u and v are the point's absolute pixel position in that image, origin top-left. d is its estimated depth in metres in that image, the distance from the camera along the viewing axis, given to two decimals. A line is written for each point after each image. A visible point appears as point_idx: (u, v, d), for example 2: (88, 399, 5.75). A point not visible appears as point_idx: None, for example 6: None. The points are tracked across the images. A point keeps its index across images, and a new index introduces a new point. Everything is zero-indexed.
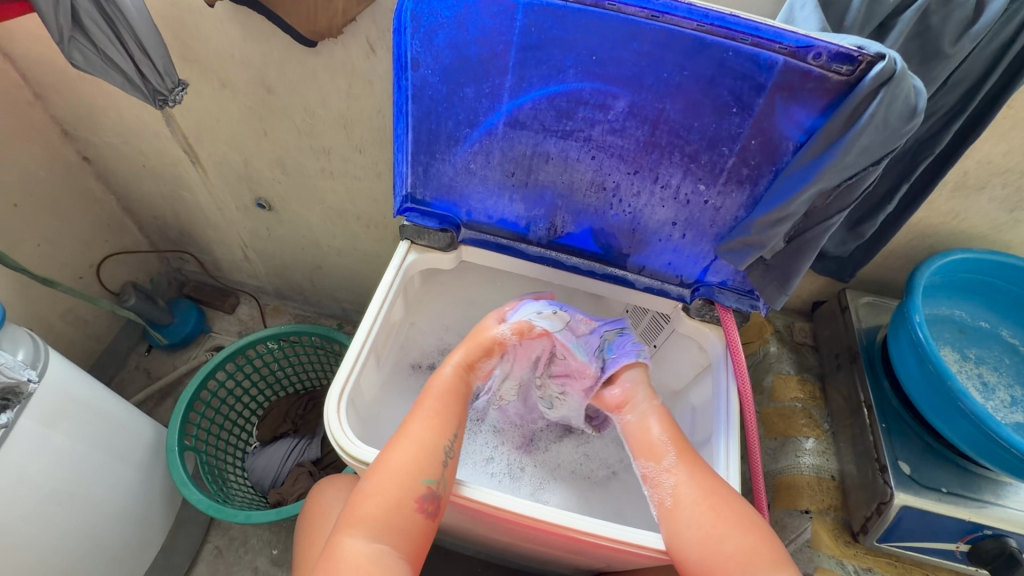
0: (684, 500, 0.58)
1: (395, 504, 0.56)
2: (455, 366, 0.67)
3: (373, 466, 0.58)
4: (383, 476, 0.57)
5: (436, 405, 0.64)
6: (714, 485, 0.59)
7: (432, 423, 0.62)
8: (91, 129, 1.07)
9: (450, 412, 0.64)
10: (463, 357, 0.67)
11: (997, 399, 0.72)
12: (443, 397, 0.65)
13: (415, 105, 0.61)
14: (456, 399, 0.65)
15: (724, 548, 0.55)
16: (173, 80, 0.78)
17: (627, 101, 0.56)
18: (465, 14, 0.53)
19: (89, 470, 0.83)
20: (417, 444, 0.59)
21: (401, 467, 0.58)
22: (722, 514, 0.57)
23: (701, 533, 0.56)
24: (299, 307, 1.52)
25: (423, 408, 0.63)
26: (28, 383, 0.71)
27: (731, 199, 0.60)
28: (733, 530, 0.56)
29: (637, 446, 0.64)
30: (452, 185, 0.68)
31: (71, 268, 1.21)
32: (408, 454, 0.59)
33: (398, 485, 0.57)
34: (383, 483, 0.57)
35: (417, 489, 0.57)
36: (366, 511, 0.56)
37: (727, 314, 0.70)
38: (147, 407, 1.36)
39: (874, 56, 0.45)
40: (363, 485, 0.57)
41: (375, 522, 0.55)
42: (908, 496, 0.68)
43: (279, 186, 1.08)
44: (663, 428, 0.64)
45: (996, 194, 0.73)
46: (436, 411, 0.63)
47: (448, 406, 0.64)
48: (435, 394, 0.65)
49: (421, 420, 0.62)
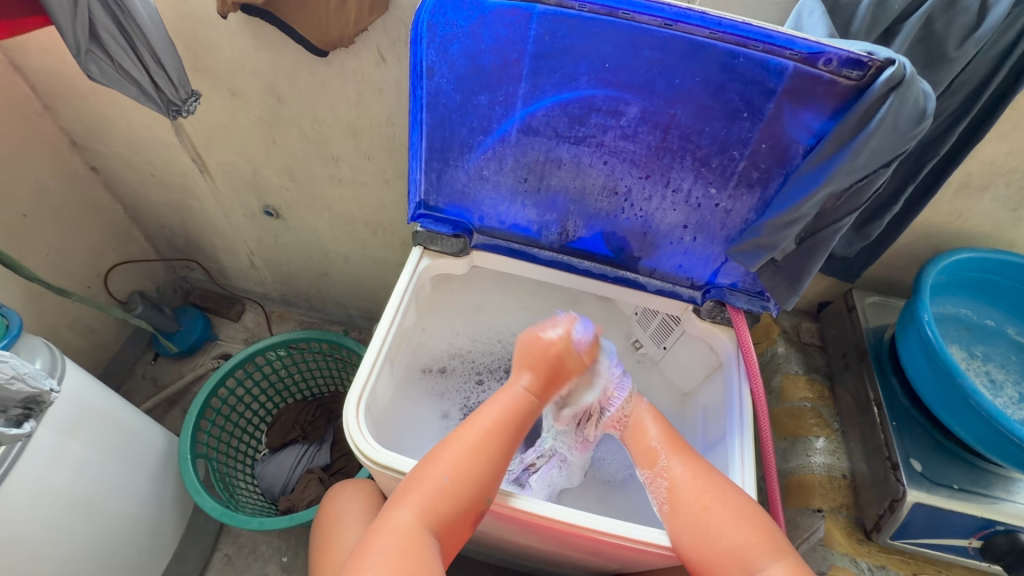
0: (679, 499, 0.60)
1: (461, 510, 0.57)
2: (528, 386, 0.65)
3: (445, 460, 0.59)
4: (456, 475, 0.58)
5: (507, 420, 0.63)
6: (708, 479, 0.60)
7: (503, 438, 0.62)
8: (100, 139, 1.08)
9: (522, 426, 0.64)
10: (536, 381, 0.65)
11: (1005, 396, 0.73)
12: (518, 412, 0.64)
13: (429, 113, 0.62)
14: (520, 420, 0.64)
15: (722, 543, 0.57)
16: (186, 91, 0.79)
17: (639, 107, 0.57)
18: (479, 24, 0.54)
19: (104, 478, 0.83)
20: (485, 456, 0.60)
21: (474, 477, 0.58)
22: (716, 509, 0.58)
23: (697, 530, 0.58)
24: (305, 314, 1.53)
25: (493, 418, 0.63)
26: (49, 393, 0.70)
27: (741, 202, 0.61)
28: (729, 524, 0.57)
29: (637, 455, 0.67)
30: (465, 191, 0.69)
31: (79, 277, 1.21)
32: (477, 464, 0.59)
33: (470, 493, 0.58)
34: (454, 484, 0.57)
35: (481, 502, 0.58)
36: (432, 505, 0.56)
37: (739, 315, 0.71)
38: (154, 416, 1.36)
39: (883, 61, 0.46)
40: (439, 478, 0.57)
41: (440, 520, 0.56)
42: (921, 493, 0.68)
43: (287, 194, 1.09)
44: (660, 431, 0.67)
45: (999, 193, 0.74)
46: (509, 424, 0.63)
47: (518, 423, 0.64)
48: (500, 413, 0.63)
49: (490, 432, 0.62)
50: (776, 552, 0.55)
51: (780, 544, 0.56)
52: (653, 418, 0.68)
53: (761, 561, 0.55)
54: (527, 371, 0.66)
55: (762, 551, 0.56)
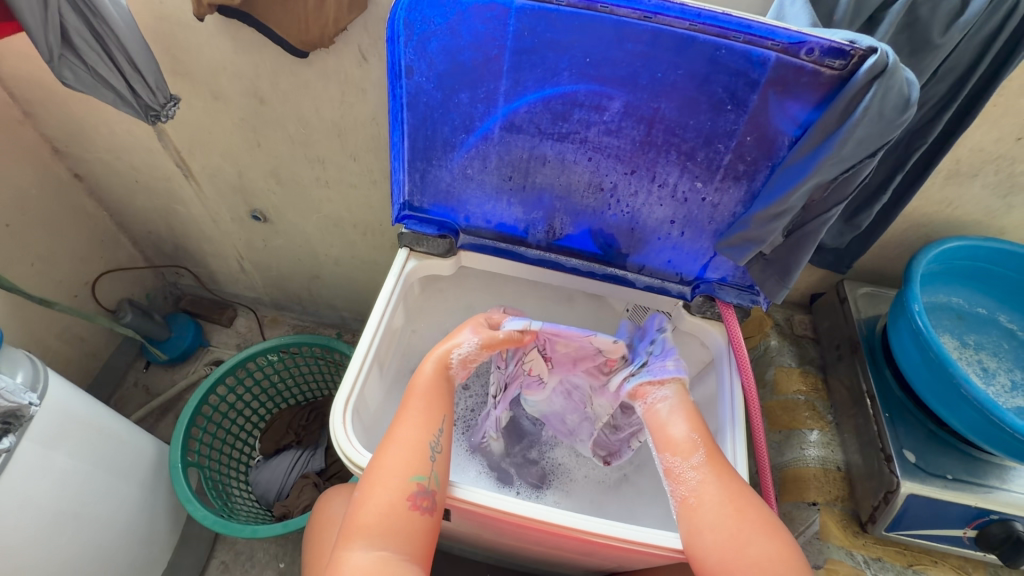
0: (707, 499, 0.55)
1: (392, 508, 0.55)
2: (434, 363, 0.65)
3: (368, 472, 0.58)
4: (377, 481, 0.57)
5: (421, 405, 0.62)
6: (740, 487, 0.56)
7: (419, 421, 0.60)
8: (82, 145, 1.06)
9: (430, 401, 0.62)
10: (434, 364, 0.65)
11: (998, 383, 0.73)
12: (424, 395, 0.62)
13: (410, 113, 0.61)
14: (428, 393, 0.63)
15: (751, 554, 0.52)
16: (165, 95, 0.78)
17: (622, 102, 0.56)
18: (457, 21, 0.53)
19: (92, 489, 0.82)
20: (406, 446, 0.59)
21: (387, 471, 0.57)
22: (748, 518, 0.54)
23: (726, 537, 0.53)
24: (298, 318, 1.52)
25: (409, 409, 0.62)
26: (28, 407, 0.70)
27: (728, 195, 0.61)
28: (757, 535, 0.53)
29: (657, 440, 0.60)
30: (450, 191, 0.68)
31: (66, 285, 1.20)
32: (397, 457, 0.58)
33: (391, 490, 0.56)
34: (377, 486, 0.56)
35: (407, 488, 0.56)
36: (365, 520, 0.55)
37: (728, 310, 0.70)
38: (147, 424, 1.35)
39: (867, 50, 0.46)
40: (356, 493, 0.57)
41: (377, 527, 0.55)
42: (914, 484, 0.68)
43: (274, 197, 1.08)
44: (690, 424, 0.60)
45: (988, 180, 0.73)
46: (422, 408, 0.62)
47: (432, 403, 0.62)
48: (409, 396, 0.62)
49: (413, 423, 0.60)
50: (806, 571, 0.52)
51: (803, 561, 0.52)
52: (689, 412, 0.61)
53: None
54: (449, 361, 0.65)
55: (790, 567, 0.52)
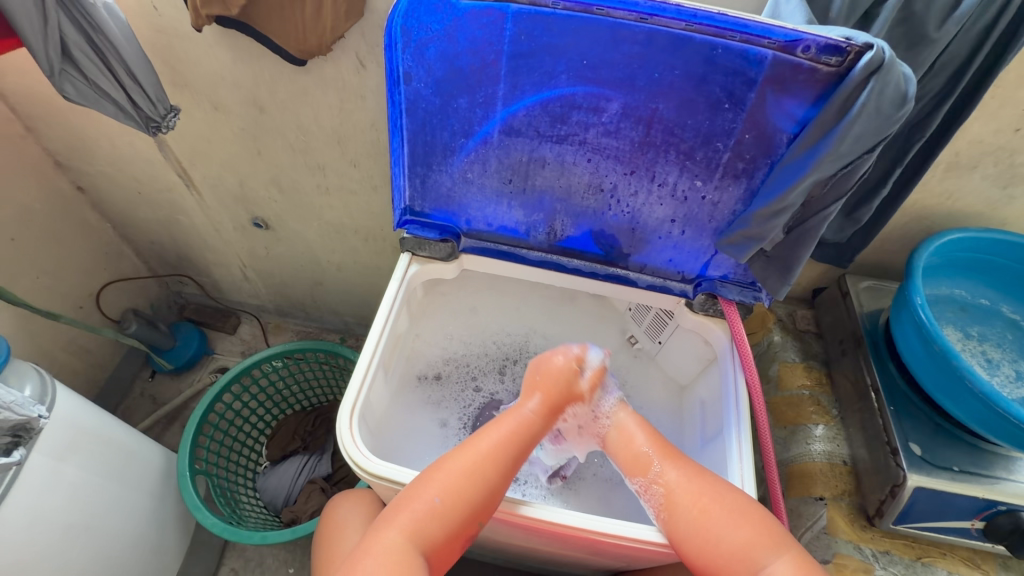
0: (675, 507, 0.58)
1: (453, 532, 0.57)
2: (540, 406, 0.64)
3: (444, 485, 0.57)
4: (451, 503, 0.57)
5: (509, 443, 0.62)
6: (703, 482, 0.59)
7: (505, 467, 0.60)
8: (84, 158, 1.07)
9: (529, 445, 0.63)
10: (545, 402, 0.64)
11: (1002, 374, 0.73)
12: (520, 437, 0.62)
13: (409, 119, 0.61)
14: (531, 438, 0.63)
15: (723, 545, 0.56)
16: (165, 107, 0.79)
17: (620, 103, 0.56)
18: (454, 26, 0.53)
19: (101, 500, 0.82)
20: (486, 482, 0.58)
21: (468, 496, 0.57)
22: (715, 511, 0.57)
23: (696, 537, 0.56)
24: (301, 324, 1.52)
25: (494, 440, 0.61)
26: (38, 419, 0.70)
27: (728, 193, 0.61)
28: (730, 523, 0.56)
29: (626, 466, 0.64)
30: (450, 195, 0.68)
31: (71, 298, 1.21)
32: (474, 491, 0.58)
33: (462, 514, 0.57)
34: (450, 509, 0.57)
35: (470, 527, 0.58)
36: (425, 533, 0.56)
37: (731, 307, 0.70)
38: (154, 433, 1.35)
39: (863, 45, 0.46)
40: (431, 500, 0.57)
41: (432, 543, 0.56)
42: (921, 476, 0.68)
43: (275, 205, 1.08)
44: (647, 438, 0.64)
45: (988, 172, 0.73)
46: (508, 449, 0.61)
47: (521, 448, 0.62)
48: (504, 432, 0.62)
49: (489, 454, 0.60)
50: (777, 547, 0.55)
51: (780, 540, 0.56)
52: (637, 422, 0.66)
53: (766, 557, 0.55)
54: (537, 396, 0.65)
55: (765, 547, 0.55)
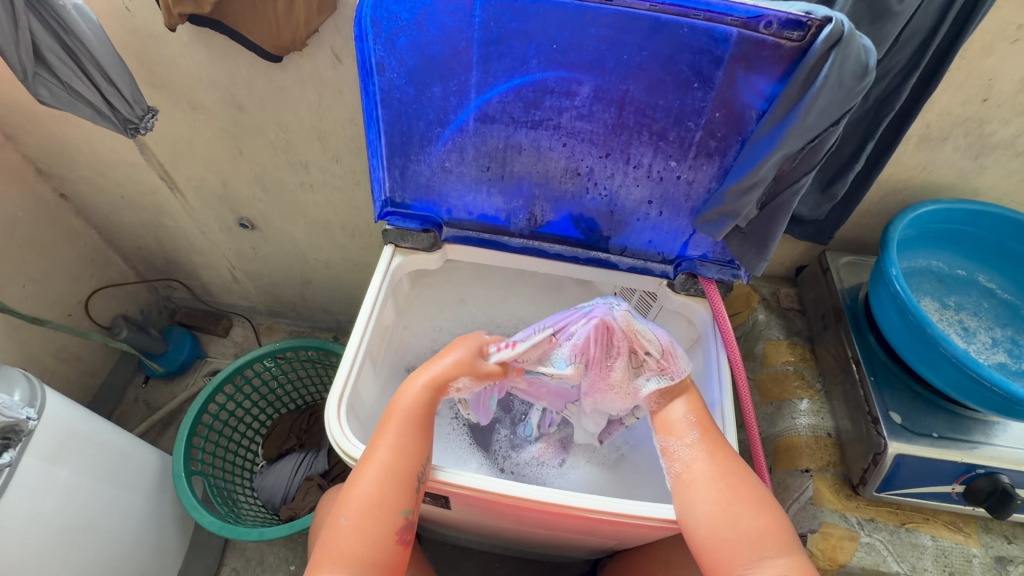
0: (700, 476, 0.58)
1: (374, 537, 0.55)
2: (425, 383, 0.62)
3: (345, 502, 0.57)
4: (359, 511, 0.56)
5: (404, 427, 0.61)
6: (731, 464, 0.58)
7: (404, 448, 0.59)
8: (65, 164, 1.07)
9: (425, 427, 0.62)
10: (427, 377, 0.62)
11: (979, 341, 0.74)
12: (408, 417, 0.61)
13: (384, 110, 0.62)
14: (422, 414, 0.62)
15: (739, 525, 0.54)
16: (143, 108, 0.79)
17: (592, 86, 0.57)
18: (424, 15, 0.54)
19: (96, 502, 0.83)
20: (389, 475, 0.58)
21: (378, 503, 0.56)
22: (738, 491, 0.56)
23: (715, 509, 0.56)
24: (293, 324, 1.52)
25: (389, 431, 0.60)
26: (27, 421, 0.71)
27: (702, 172, 0.62)
28: (747, 509, 0.55)
29: (658, 424, 0.63)
30: (430, 185, 0.69)
31: (59, 305, 1.21)
32: (381, 488, 0.57)
33: (378, 522, 0.56)
34: (357, 520, 0.56)
35: (396, 521, 0.57)
36: (346, 551, 0.54)
37: (711, 286, 0.71)
38: (150, 438, 1.36)
39: (822, 20, 0.47)
40: (338, 522, 0.56)
41: (358, 559, 0.54)
42: (901, 444, 0.70)
43: (260, 205, 1.09)
44: (687, 410, 0.63)
45: (959, 143, 0.75)
46: (405, 432, 0.60)
47: (419, 428, 0.61)
48: (395, 424, 0.61)
49: (390, 447, 0.59)
50: (784, 545, 0.53)
51: (791, 541, 0.54)
52: (691, 399, 0.63)
53: (772, 550, 0.53)
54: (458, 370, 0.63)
55: (773, 541, 0.53)
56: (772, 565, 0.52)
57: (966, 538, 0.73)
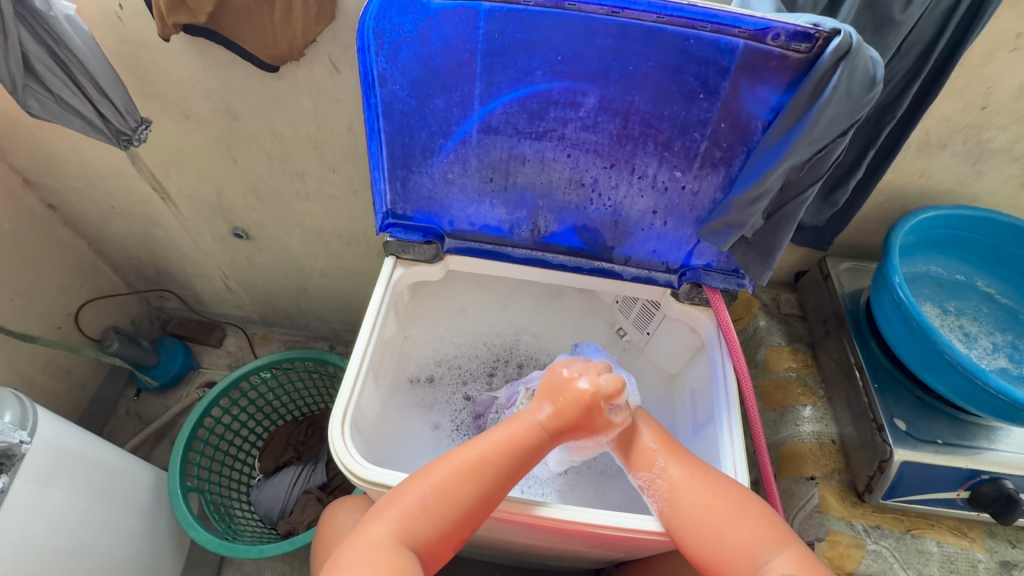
0: (680, 501, 0.58)
1: (443, 528, 0.55)
2: (547, 416, 0.60)
3: (438, 484, 0.56)
4: (446, 499, 0.56)
5: (511, 446, 0.59)
6: (706, 479, 0.59)
7: (505, 469, 0.58)
8: (53, 174, 1.04)
9: (531, 456, 0.60)
10: (553, 411, 0.60)
11: (980, 346, 0.75)
12: (522, 441, 0.60)
13: (386, 121, 0.61)
14: (530, 445, 0.60)
15: (725, 541, 0.56)
16: (135, 119, 0.78)
17: (597, 97, 0.56)
18: (427, 27, 0.53)
19: (89, 522, 0.80)
20: (483, 483, 0.57)
21: (464, 502, 0.56)
22: (720, 506, 0.57)
23: (700, 532, 0.56)
24: (288, 333, 1.50)
25: (494, 442, 0.59)
26: (20, 445, 0.69)
27: (707, 182, 0.61)
28: (731, 519, 0.56)
29: (623, 456, 0.64)
30: (432, 196, 0.68)
31: (48, 318, 1.18)
32: (468, 489, 0.56)
33: (456, 520, 0.56)
34: (442, 503, 0.55)
35: (463, 531, 0.56)
36: (414, 525, 0.55)
37: (716, 295, 0.71)
38: (143, 452, 1.33)
39: (830, 32, 0.46)
40: (426, 500, 0.55)
41: (418, 535, 0.55)
42: (907, 451, 0.70)
43: (254, 214, 1.07)
44: (651, 435, 0.64)
45: (958, 149, 0.75)
46: (513, 454, 0.59)
47: (524, 456, 0.59)
48: (505, 437, 0.60)
49: (489, 454, 0.58)
50: (780, 540, 0.55)
51: (783, 534, 0.55)
52: (649, 421, 0.65)
53: (769, 552, 0.54)
54: (549, 402, 0.61)
55: (767, 543, 0.55)
56: (774, 568, 0.53)
57: (971, 543, 0.73)
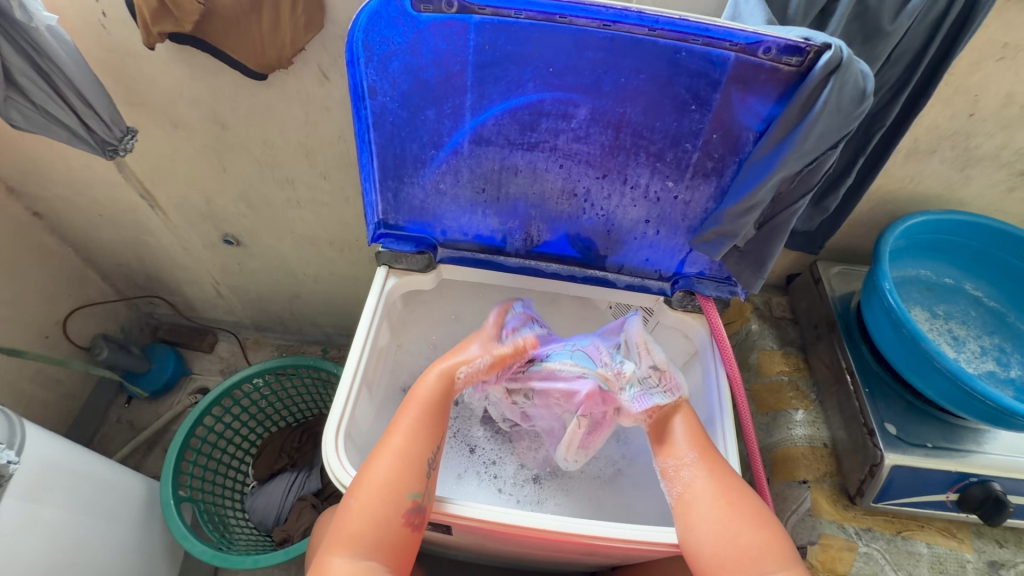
0: (701, 496, 0.58)
1: (382, 519, 0.56)
2: (437, 374, 0.65)
3: (356, 483, 0.58)
4: (367, 492, 0.57)
5: (416, 415, 0.63)
6: (732, 482, 0.59)
7: (416, 436, 0.61)
8: (38, 183, 1.02)
9: (435, 421, 0.63)
10: (443, 366, 0.66)
11: (968, 350, 0.76)
12: (424, 406, 0.63)
13: (377, 133, 0.60)
14: (438, 406, 0.64)
15: (739, 542, 0.55)
16: (121, 129, 0.76)
17: (588, 108, 0.56)
18: (417, 39, 0.52)
19: (81, 538, 0.80)
20: (397, 456, 0.59)
21: (387, 484, 0.57)
22: (739, 508, 0.57)
23: (716, 528, 0.56)
24: (281, 338, 1.49)
25: (403, 418, 0.62)
26: (8, 465, 0.68)
27: (699, 192, 0.61)
28: (749, 525, 0.56)
29: (655, 439, 0.65)
30: (424, 206, 0.68)
31: (37, 328, 1.17)
32: (389, 471, 0.58)
33: (384, 504, 0.56)
34: (366, 501, 0.57)
35: (403, 504, 0.57)
36: (354, 531, 0.56)
37: (709, 303, 0.71)
38: (135, 460, 1.32)
39: (821, 46, 0.47)
40: (348, 502, 0.57)
41: (363, 539, 0.56)
42: (897, 455, 0.70)
43: (245, 221, 1.06)
44: (686, 427, 0.64)
45: (946, 155, 0.76)
46: (418, 421, 0.62)
47: (430, 416, 0.63)
48: (408, 415, 0.62)
49: (402, 434, 0.61)
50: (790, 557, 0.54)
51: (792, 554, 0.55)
52: (686, 414, 0.65)
53: (774, 564, 0.54)
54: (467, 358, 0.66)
55: (775, 555, 0.54)
56: None
57: (960, 544, 0.74)
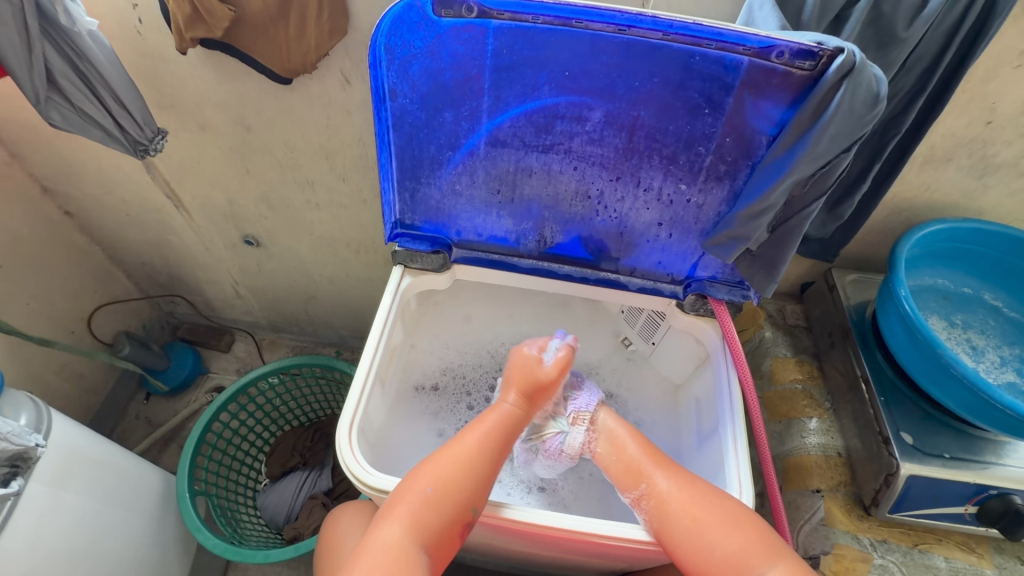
0: (666, 516, 0.59)
1: (445, 517, 0.58)
2: (518, 398, 0.67)
3: (431, 471, 0.60)
4: (439, 485, 0.59)
5: (494, 432, 0.64)
6: (692, 491, 0.60)
7: (489, 452, 0.63)
8: (70, 182, 1.06)
9: (505, 443, 0.65)
10: (520, 395, 0.67)
11: (987, 360, 0.75)
12: (504, 425, 0.65)
13: (396, 134, 0.62)
14: (513, 434, 0.66)
15: (716, 551, 0.57)
16: (152, 130, 0.80)
17: (603, 111, 0.57)
18: (437, 43, 0.54)
19: (99, 526, 0.81)
20: (472, 468, 0.61)
21: (457, 485, 0.59)
22: (705, 518, 0.57)
23: (689, 540, 0.57)
24: (296, 339, 1.52)
25: (481, 431, 0.64)
26: (35, 448, 0.69)
27: (712, 195, 0.62)
28: (720, 531, 0.57)
29: (620, 475, 0.66)
30: (440, 207, 0.69)
31: (64, 322, 1.20)
32: (457, 474, 0.60)
33: (454, 501, 0.58)
34: (444, 491, 0.58)
35: (463, 514, 0.58)
36: (419, 517, 0.57)
37: (721, 306, 0.71)
38: (152, 456, 1.34)
39: (834, 50, 0.47)
40: (423, 488, 0.58)
41: (421, 528, 0.57)
42: (913, 464, 0.69)
43: (265, 222, 1.09)
44: (639, 448, 0.66)
45: (963, 163, 0.75)
46: (494, 445, 0.64)
47: (505, 439, 0.65)
48: (488, 426, 0.65)
49: (477, 445, 0.63)
50: (770, 556, 0.56)
51: (776, 547, 0.56)
52: (630, 432, 0.68)
53: (759, 565, 0.55)
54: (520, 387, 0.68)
55: (758, 555, 0.56)
56: None
57: (980, 559, 0.72)
